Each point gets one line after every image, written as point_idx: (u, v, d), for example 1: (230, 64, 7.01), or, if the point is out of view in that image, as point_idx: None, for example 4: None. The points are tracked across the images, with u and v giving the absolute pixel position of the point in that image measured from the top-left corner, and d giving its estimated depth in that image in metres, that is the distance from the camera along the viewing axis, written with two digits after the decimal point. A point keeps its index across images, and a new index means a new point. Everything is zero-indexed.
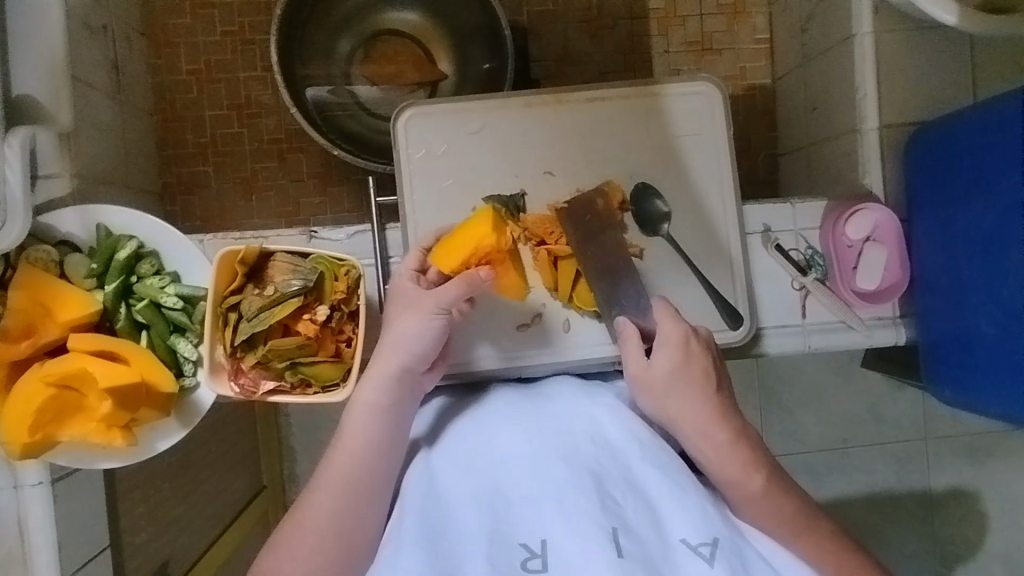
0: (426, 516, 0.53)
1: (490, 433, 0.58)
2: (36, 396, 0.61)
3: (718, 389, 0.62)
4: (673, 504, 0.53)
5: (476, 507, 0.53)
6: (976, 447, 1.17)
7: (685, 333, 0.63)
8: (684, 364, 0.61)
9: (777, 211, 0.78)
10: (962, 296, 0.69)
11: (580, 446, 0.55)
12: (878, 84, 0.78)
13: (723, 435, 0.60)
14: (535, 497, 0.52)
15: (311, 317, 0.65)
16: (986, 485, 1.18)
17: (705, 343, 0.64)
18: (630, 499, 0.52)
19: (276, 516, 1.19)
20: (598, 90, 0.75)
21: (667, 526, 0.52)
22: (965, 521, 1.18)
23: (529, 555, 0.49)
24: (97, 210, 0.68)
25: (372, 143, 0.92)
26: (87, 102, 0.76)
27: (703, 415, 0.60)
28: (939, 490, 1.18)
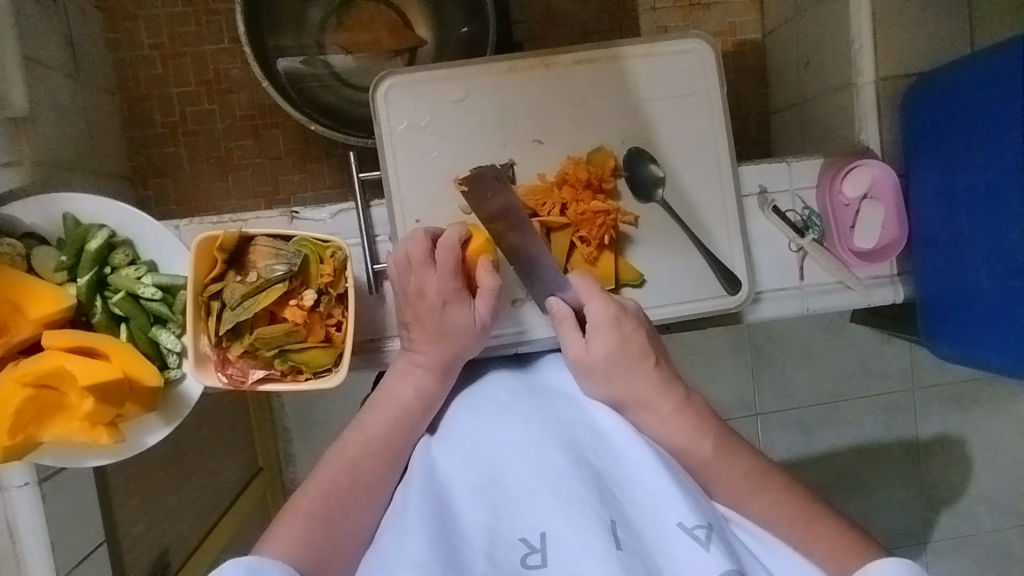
0: (419, 506, 0.52)
1: (488, 422, 0.57)
2: (12, 397, 0.58)
3: (656, 361, 0.60)
4: (670, 488, 0.51)
5: (476, 501, 0.52)
6: (960, 395, 1.19)
7: (619, 308, 0.61)
8: (617, 341, 0.59)
9: (773, 171, 0.76)
10: (960, 254, 0.68)
11: (578, 434, 0.54)
12: (874, 36, 0.75)
13: (665, 407, 0.58)
14: (533, 485, 0.50)
15: (298, 302, 0.62)
16: (969, 432, 1.20)
17: (636, 315, 0.62)
18: (626, 491, 0.52)
19: (272, 498, 1.19)
20: (584, 51, 0.72)
21: (661, 511, 0.50)
22: (949, 467, 1.20)
23: (529, 551, 0.47)
24: (62, 199, 0.65)
25: (350, 115, 0.89)
26: (43, 84, 0.72)
27: (642, 388, 0.58)
28: (925, 439, 1.20)
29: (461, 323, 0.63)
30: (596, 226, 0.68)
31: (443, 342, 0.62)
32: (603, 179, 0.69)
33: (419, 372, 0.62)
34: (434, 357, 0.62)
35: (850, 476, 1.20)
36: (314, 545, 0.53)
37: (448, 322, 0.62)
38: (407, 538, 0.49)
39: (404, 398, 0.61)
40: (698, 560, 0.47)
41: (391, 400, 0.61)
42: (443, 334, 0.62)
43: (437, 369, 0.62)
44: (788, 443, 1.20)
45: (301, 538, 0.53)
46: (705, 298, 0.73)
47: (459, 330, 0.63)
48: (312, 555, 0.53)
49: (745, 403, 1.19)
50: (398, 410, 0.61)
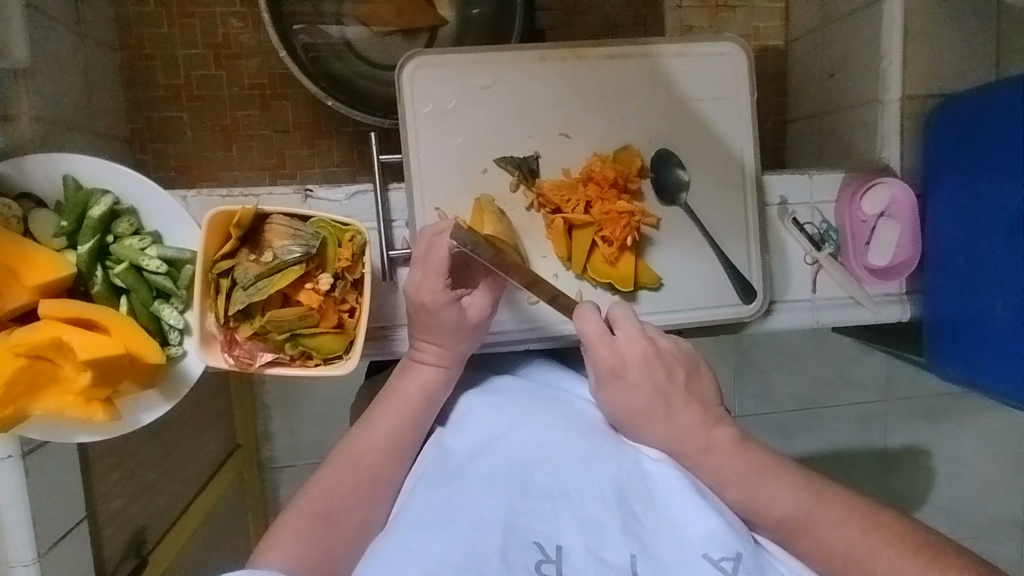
0: (434, 498, 0.50)
1: (510, 425, 0.56)
2: (5, 366, 0.55)
3: (670, 403, 0.56)
4: (695, 508, 0.49)
5: (492, 496, 0.49)
6: (931, 408, 1.23)
7: (621, 357, 0.57)
8: (626, 389, 0.56)
9: (796, 182, 0.75)
10: (977, 279, 0.69)
11: (602, 448, 0.53)
12: (903, 54, 0.75)
13: (698, 448, 0.55)
14: (555, 493, 0.49)
15: (314, 286, 0.60)
16: (937, 444, 1.24)
17: (644, 358, 0.57)
18: (650, 514, 0.49)
19: (249, 475, 1.17)
20: (618, 46, 0.70)
21: (685, 537, 0.48)
22: (916, 477, 1.24)
23: (544, 559, 0.46)
24: (64, 160, 0.61)
25: (365, 92, 0.86)
26: (45, 34, 0.67)
27: (668, 433, 0.55)
28: (895, 449, 1.24)
29: (453, 324, 0.63)
30: (619, 227, 0.67)
31: (440, 342, 0.63)
32: (629, 179, 0.68)
33: (424, 367, 0.63)
34: (432, 355, 0.63)
35: None
36: (313, 546, 0.54)
37: (440, 323, 0.62)
38: (421, 531, 0.47)
39: (409, 397, 0.62)
40: None
41: (395, 398, 0.62)
42: (433, 334, 0.63)
43: (441, 363, 0.63)
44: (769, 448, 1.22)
45: (300, 538, 0.54)
46: (720, 305, 0.72)
47: (449, 330, 0.63)
48: (313, 555, 0.54)
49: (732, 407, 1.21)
50: (402, 408, 0.61)
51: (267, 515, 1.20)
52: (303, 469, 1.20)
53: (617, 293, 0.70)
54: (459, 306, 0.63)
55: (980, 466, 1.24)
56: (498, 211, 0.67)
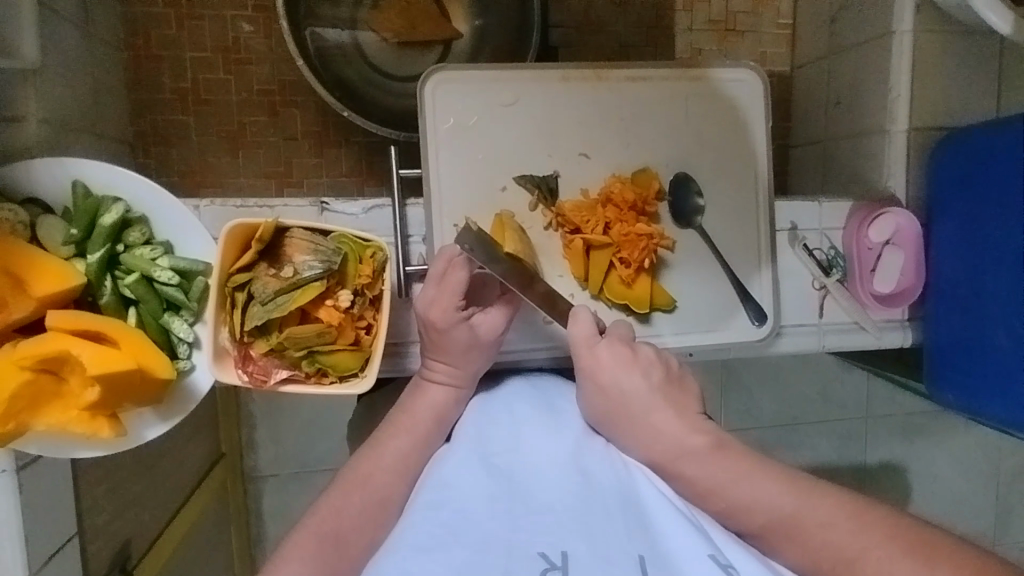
0: (432, 516, 0.46)
1: (503, 441, 0.53)
2: (9, 378, 0.53)
3: (648, 406, 0.54)
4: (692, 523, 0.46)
5: (489, 510, 0.46)
6: (911, 425, 1.26)
7: (597, 362, 0.56)
8: (608, 389, 0.55)
9: (805, 209, 0.77)
10: (979, 310, 0.71)
11: (596, 466, 0.51)
12: (911, 86, 0.77)
13: (688, 453, 0.52)
14: (551, 505, 0.46)
15: (333, 303, 0.59)
16: (919, 462, 1.27)
17: (620, 363, 0.56)
18: (652, 523, 0.46)
19: (234, 486, 1.13)
20: (638, 69, 0.71)
21: (691, 543, 0.45)
22: (897, 494, 1.27)
23: (549, 567, 0.42)
24: (75, 165, 0.59)
25: (370, 100, 0.85)
26: (54, 34, 0.65)
27: (655, 436, 0.53)
28: (879, 465, 1.26)
29: (466, 345, 0.62)
30: (638, 249, 0.67)
31: (452, 363, 0.62)
32: (647, 202, 0.69)
33: (435, 387, 0.62)
34: (443, 375, 0.62)
35: None
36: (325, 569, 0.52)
37: (453, 342, 0.61)
38: (420, 552, 0.43)
39: (419, 417, 0.60)
40: None
41: (408, 416, 0.61)
42: (445, 354, 0.62)
43: (452, 382, 0.62)
44: None
45: (307, 561, 0.51)
46: (731, 327, 0.73)
47: (463, 350, 0.62)
48: None
49: (724, 423, 1.22)
50: (417, 428, 0.60)
51: (249, 526, 1.17)
52: (289, 478, 1.17)
53: (632, 314, 0.70)
54: (469, 325, 0.62)
55: (956, 482, 1.27)
56: (519, 229, 0.66)
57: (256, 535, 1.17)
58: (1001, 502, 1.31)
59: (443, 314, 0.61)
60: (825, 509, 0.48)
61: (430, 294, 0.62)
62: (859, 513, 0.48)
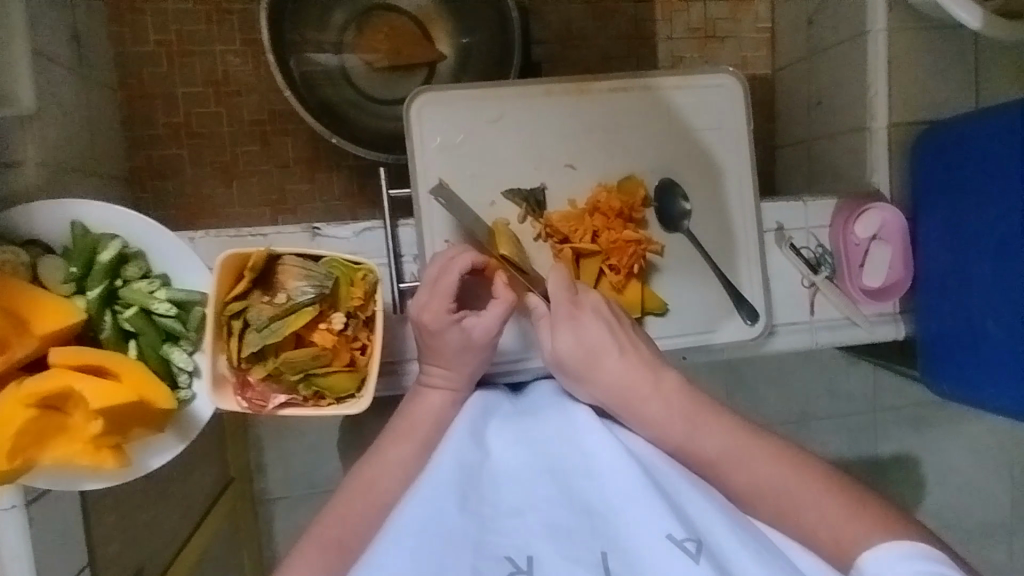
0: (411, 516, 0.48)
1: (478, 438, 0.55)
2: (14, 417, 0.54)
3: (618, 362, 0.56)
4: (653, 498, 0.47)
5: (459, 509, 0.48)
6: (918, 417, 1.25)
7: (578, 335, 0.57)
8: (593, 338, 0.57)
9: (791, 209, 0.78)
10: (966, 300, 0.71)
11: (563, 455, 0.53)
12: (889, 83, 0.78)
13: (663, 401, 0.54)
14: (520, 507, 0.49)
15: (327, 326, 0.60)
16: (929, 453, 1.26)
17: (603, 339, 0.57)
18: (614, 506, 0.49)
19: (245, 509, 1.14)
20: (618, 79, 0.72)
21: (648, 523, 0.46)
22: (909, 486, 1.26)
23: (515, 570, 0.45)
24: (72, 205, 0.61)
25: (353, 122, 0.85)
26: (50, 79, 0.68)
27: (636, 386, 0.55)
28: (888, 458, 1.25)
29: (462, 346, 0.62)
30: (626, 255, 0.69)
31: (449, 366, 0.63)
32: (634, 208, 0.70)
33: (434, 392, 0.63)
34: (442, 377, 0.63)
35: None
36: None
37: (450, 346, 0.62)
38: (397, 546, 0.47)
39: (418, 422, 0.61)
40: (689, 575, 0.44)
41: (407, 426, 0.61)
42: (442, 358, 0.62)
43: (449, 385, 0.63)
44: None
45: None
46: (723, 327, 0.74)
47: (459, 352, 0.62)
48: None
49: None
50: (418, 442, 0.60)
51: (261, 548, 1.17)
52: (299, 499, 1.18)
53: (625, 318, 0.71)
54: (461, 327, 0.62)
55: (967, 471, 1.26)
56: (513, 237, 0.67)
57: (269, 557, 1.18)
58: (1015, 489, 1.29)
59: (435, 316, 0.61)
60: (794, 489, 0.50)
61: (423, 297, 0.62)
62: (853, 507, 0.48)
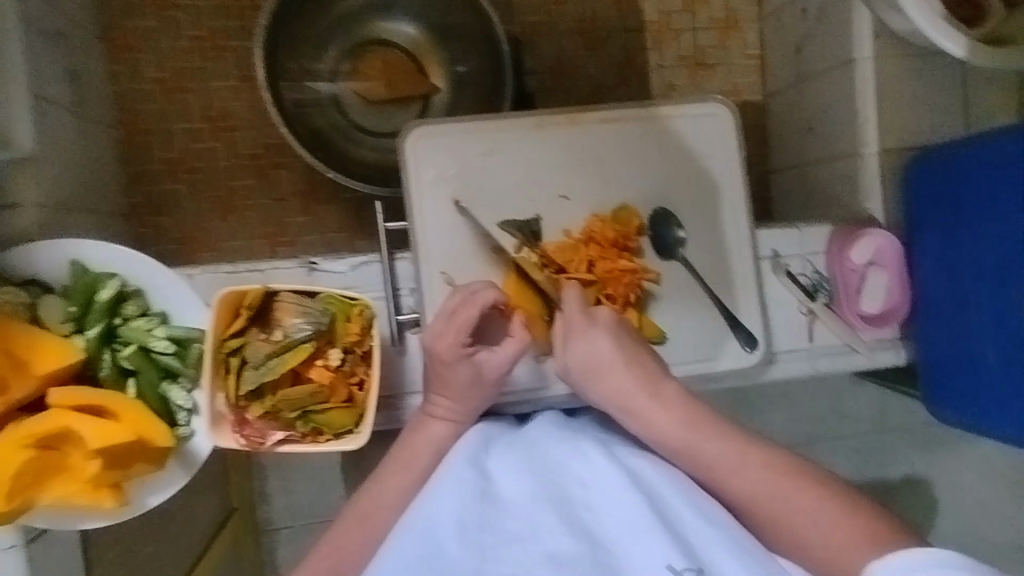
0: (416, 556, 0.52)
1: (480, 469, 0.57)
2: (10, 461, 0.54)
3: (621, 365, 0.59)
4: (654, 534, 0.51)
5: (464, 545, 0.52)
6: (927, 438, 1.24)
7: (590, 351, 0.59)
8: (605, 341, 0.59)
9: (785, 236, 0.78)
10: (965, 326, 0.71)
11: (565, 486, 0.55)
12: (878, 110, 0.79)
13: (662, 400, 0.58)
14: (522, 535, 0.52)
15: (324, 362, 0.61)
16: None
17: (614, 353, 0.59)
18: (619, 538, 0.52)
19: (247, 540, 1.13)
20: (610, 111, 0.73)
21: (649, 557, 0.50)
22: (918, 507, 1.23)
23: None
24: (71, 245, 0.62)
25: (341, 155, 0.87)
26: (49, 121, 0.69)
27: (639, 387, 0.58)
28: (896, 479, 1.24)
29: (470, 380, 0.62)
30: (622, 284, 0.69)
31: (454, 398, 0.63)
32: (628, 238, 0.71)
33: (436, 423, 0.62)
34: (447, 410, 0.63)
35: None
36: None
37: (459, 378, 0.62)
38: None
39: (419, 453, 0.61)
40: None
41: (409, 457, 0.61)
42: (449, 390, 0.62)
43: (453, 418, 0.63)
44: None
45: None
46: (722, 355, 0.74)
47: (467, 385, 0.62)
48: None
49: None
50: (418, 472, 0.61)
51: None
52: (302, 528, 1.16)
53: None
54: (473, 362, 0.62)
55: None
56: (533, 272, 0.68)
57: None
58: None
59: (450, 347, 0.61)
60: (779, 485, 0.54)
61: (442, 328, 0.62)
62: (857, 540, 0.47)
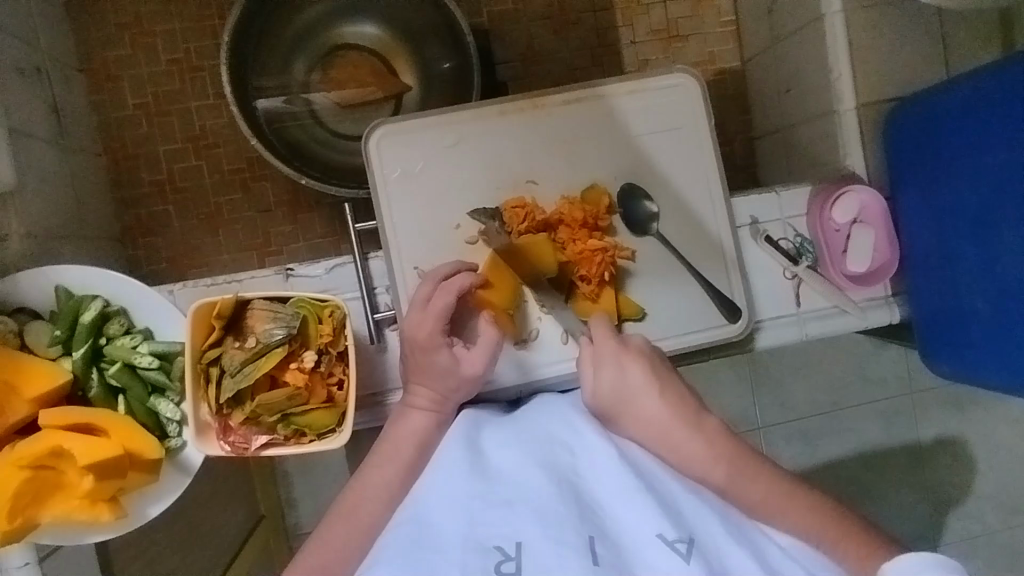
0: (403, 535, 0.48)
1: (472, 447, 0.55)
2: (9, 480, 0.56)
3: (640, 396, 0.56)
4: (646, 500, 0.48)
5: (457, 513, 0.49)
6: (957, 399, 1.18)
7: (621, 376, 0.57)
8: (621, 373, 0.57)
9: (764, 201, 0.77)
10: (953, 277, 0.69)
11: (560, 457, 0.52)
12: (851, 64, 0.77)
13: (683, 429, 0.55)
14: (513, 500, 0.48)
15: (299, 365, 0.62)
16: (973, 435, 1.18)
17: (647, 379, 0.56)
18: (611, 507, 0.49)
19: (277, 548, 1.14)
20: (572, 91, 0.72)
21: (639, 525, 0.47)
22: (955, 472, 1.18)
23: (503, 558, 0.45)
24: (53, 271, 0.64)
25: (317, 158, 0.87)
26: (29, 152, 0.71)
27: (660, 414, 0.55)
28: (928, 444, 1.18)
29: (450, 367, 0.62)
30: (595, 264, 0.69)
31: (435, 388, 0.63)
32: (599, 217, 0.70)
33: (417, 414, 0.63)
34: (429, 399, 0.63)
35: (858, 486, 1.17)
36: None
37: (439, 367, 0.62)
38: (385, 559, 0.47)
39: (402, 447, 0.61)
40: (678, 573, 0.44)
41: (390, 447, 0.61)
42: (429, 380, 0.63)
43: (433, 407, 0.63)
44: (792, 457, 1.17)
45: None
46: (704, 327, 0.73)
47: (445, 372, 0.62)
48: None
49: (748, 422, 1.17)
50: (400, 460, 0.60)
51: None
52: None
53: None
54: (452, 351, 0.63)
55: None
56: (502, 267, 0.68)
57: None
58: None
59: (427, 331, 0.62)
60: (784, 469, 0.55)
61: (419, 315, 0.63)
62: None
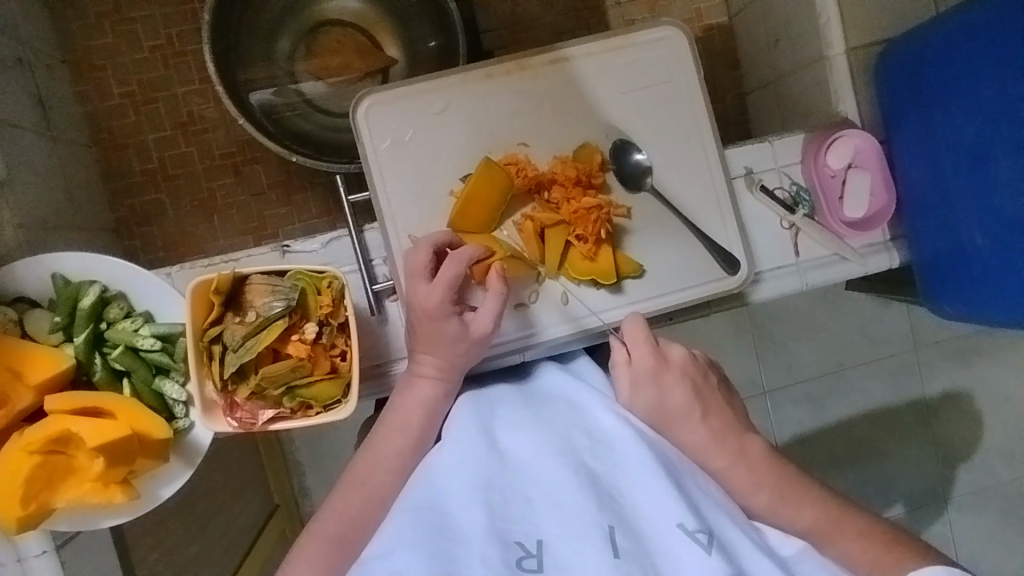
0: (422, 516, 0.47)
1: (489, 432, 0.54)
2: (20, 467, 0.56)
3: (687, 416, 0.58)
4: (667, 487, 0.48)
5: (475, 503, 0.48)
6: (961, 350, 1.18)
7: (662, 395, 0.58)
8: (663, 386, 0.59)
9: (758, 152, 0.76)
10: (952, 215, 0.68)
11: (575, 440, 0.52)
12: (839, 8, 0.75)
13: (727, 455, 0.57)
14: (531, 490, 0.49)
15: (300, 337, 0.62)
16: (979, 386, 1.18)
17: (688, 402, 0.58)
18: (628, 491, 0.49)
19: (293, 535, 1.14)
20: (559, 50, 0.72)
21: (659, 512, 0.47)
22: (963, 424, 1.18)
23: (524, 555, 0.45)
24: (50, 258, 0.64)
25: (318, 139, 0.86)
26: (17, 144, 0.71)
27: (706, 438, 0.57)
28: (934, 397, 1.18)
29: (457, 333, 0.62)
30: (590, 223, 0.68)
31: (441, 356, 0.62)
32: (592, 174, 0.70)
33: (424, 383, 0.62)
34: (435, 367, 0.63)
35: (867, 442, 1.17)
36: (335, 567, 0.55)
37: (444, 333, 0.62)
38: (403, 543, 0.46)
39: (411, 416, 0.61)
40: (699, 564, 0.44)
41: (396, 417, 0.61)
42: (434, 347, 0.62)
43: (439, 376, 0.63)
44: (802, 417, 1.17)
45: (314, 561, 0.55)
46: (705, 280, 0.73)
47: (451, 341, 0.62)
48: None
49: (756, 383, 1.17)
50: (405, 428, 0.61)
51: None
52: None
53: (602, 287, 0.71)
54: (459, 319, 0.63)
55: None
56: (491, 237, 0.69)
57: None
58: None
59: (431, 301, 0.62)
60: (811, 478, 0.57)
61: (422, 283, 0.63)
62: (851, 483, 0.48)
